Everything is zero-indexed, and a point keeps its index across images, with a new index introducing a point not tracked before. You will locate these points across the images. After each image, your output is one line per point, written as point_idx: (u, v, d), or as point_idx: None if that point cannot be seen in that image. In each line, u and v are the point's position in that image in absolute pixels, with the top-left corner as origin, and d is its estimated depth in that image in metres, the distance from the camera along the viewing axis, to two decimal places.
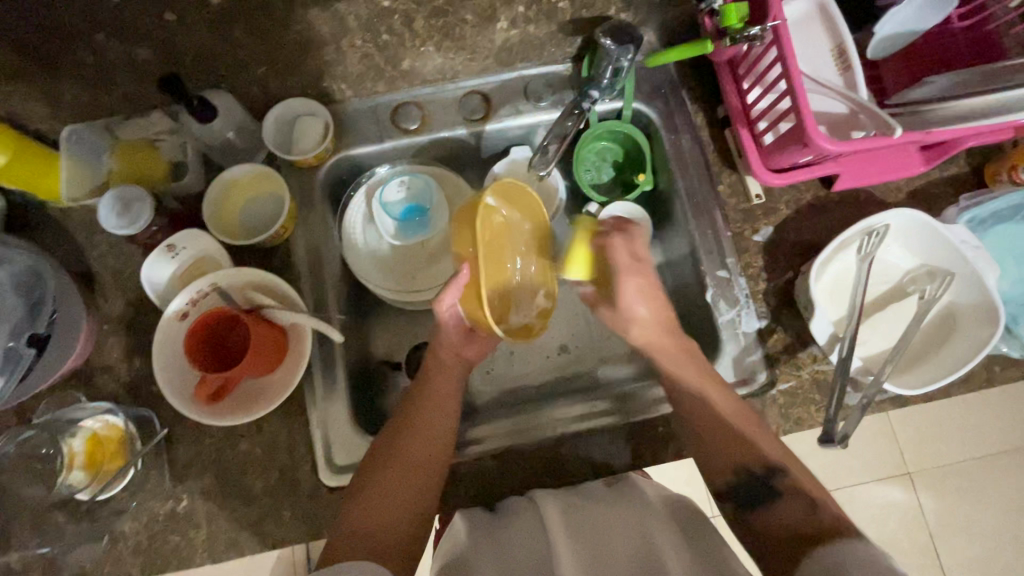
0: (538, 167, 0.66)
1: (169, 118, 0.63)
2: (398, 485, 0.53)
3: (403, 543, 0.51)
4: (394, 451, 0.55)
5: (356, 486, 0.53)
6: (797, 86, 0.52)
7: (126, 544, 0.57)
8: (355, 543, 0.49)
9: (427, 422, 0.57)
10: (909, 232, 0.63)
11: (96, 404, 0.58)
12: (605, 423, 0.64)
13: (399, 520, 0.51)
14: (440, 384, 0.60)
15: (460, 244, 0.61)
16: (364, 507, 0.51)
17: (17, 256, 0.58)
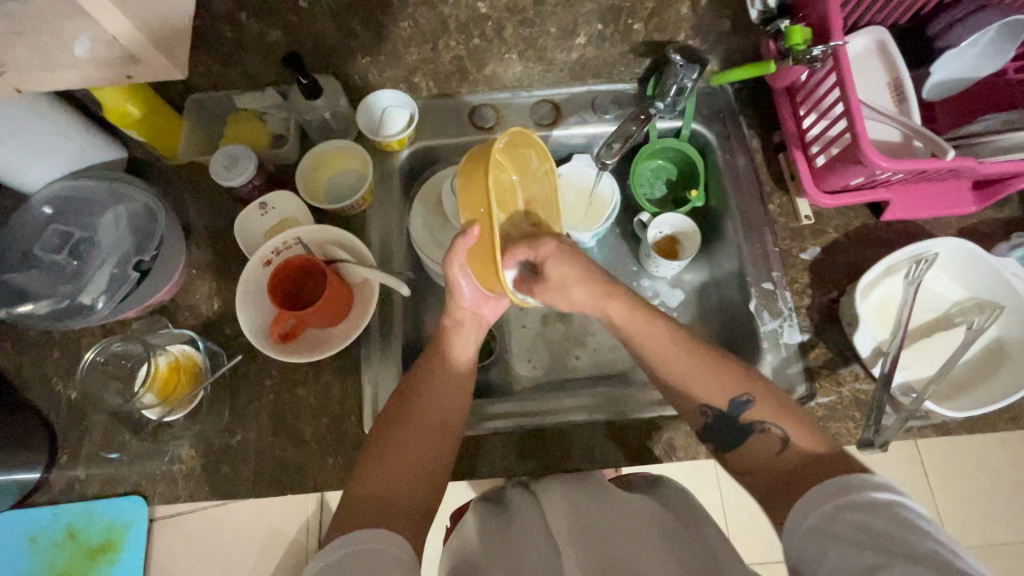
0: (604, 157, 0.69)
1: (278, 95, 0.70)
2: (414, 456, 0.53)
3: (418, 511, 0.50)
4: (411, 422, 0.54)
5: (368, 456, 0.53)
6: (855, 106, 0.56)
7: (182, 467, 0.61)
8: (374, 509, 0.48)
9: (441, 398, 0.56)
10: (958, 261, 0.64)
11: (178, 334, 0.64)
12: (611, 418, 0.66)
13: (413, 489, 0.51)
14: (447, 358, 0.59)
15: (470, 202, 0.52)
16: (381, 474, 0.51)
17: (137, 196, 0.66)
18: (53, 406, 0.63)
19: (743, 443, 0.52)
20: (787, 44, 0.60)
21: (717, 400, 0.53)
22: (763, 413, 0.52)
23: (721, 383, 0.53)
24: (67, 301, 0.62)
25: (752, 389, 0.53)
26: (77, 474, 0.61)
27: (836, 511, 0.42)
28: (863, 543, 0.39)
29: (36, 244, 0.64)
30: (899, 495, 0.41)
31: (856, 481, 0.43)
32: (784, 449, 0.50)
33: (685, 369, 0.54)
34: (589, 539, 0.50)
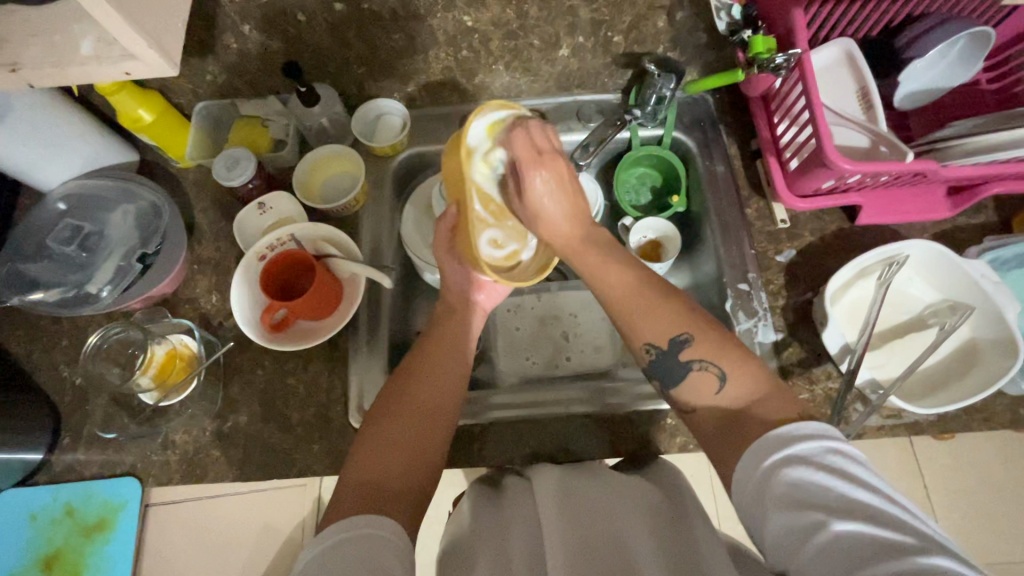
0: (579, 158, 0.73)
1: (281, 103, 0.76)
2: (410, 436, 0.49)
3: (415, 494, 0.46)
4: (406, 404, 0.51)
5: (362, 441, 0.49)
6: (818, 109, 0.59)
7: (176, 449, 0.65)
8: (366, 493, 0.45)
9: (440, 380, 0.54)
10: (929, 264, 0.66)
11: (177, 323, 0.68)
12: (598, 414, 0.67)
13: (409, 472, 0.47)
14: (449, 347, 0.57)
15: (450, 184, 0.59)
16: (375, 454, 0.48)
17: (144, 195, 0.70)
18: (59, 391, 0.66)
19: (683, 378, 0.50)
20: (750, 52, 0.63)
21: (659, 338, 0.51)
22: (700, 349, 0.49)
23: (665, 316, 0.51)
24: (75, 289, 0.66)
25: (696, 328, 0.50)
26: (77, 456, 0.65)
27: (780, 471, 0.41)
28: (812, 502, 0.39)
29: (48, 236, 0.69)
30: (828, 436, 0.42)
31: (782, 435, 0.42)
32: (721, 387, 0.48)
33: (633, 301, 0.52)
34: (574, 519, 0.50)
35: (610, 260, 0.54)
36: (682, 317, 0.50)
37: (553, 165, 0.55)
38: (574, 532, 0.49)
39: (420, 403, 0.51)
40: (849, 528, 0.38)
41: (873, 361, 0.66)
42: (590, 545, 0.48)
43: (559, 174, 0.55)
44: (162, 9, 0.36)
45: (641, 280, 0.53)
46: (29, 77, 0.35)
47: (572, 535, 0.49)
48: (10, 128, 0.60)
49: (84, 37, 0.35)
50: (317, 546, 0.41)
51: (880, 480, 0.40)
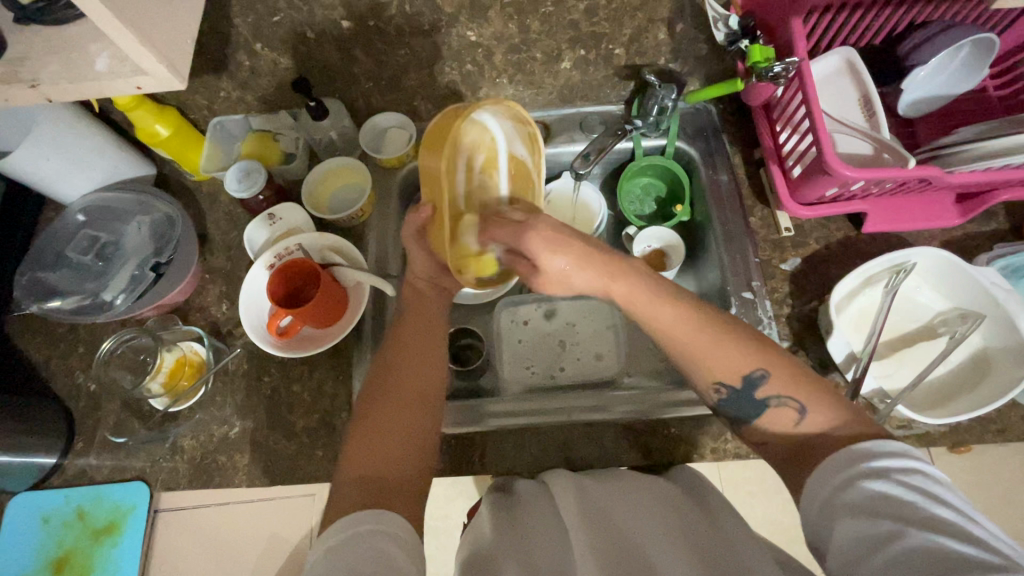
0: (580, 168, 0.75)
1: (290, 117, 0.77)
2: (400, 428, 0.49)
3: (413, 485, 0.47)
4: (390, 394, 0.51)
5: (353, 435, 0.49)
6: (818, 117, 0.59)
7: (184, 453, 0.66)
8: (366, 488, 0.45)
9: (420, 367, 0.53)
10: (937, 272, 0.64)
11: (188, 330, 0.69)
12: (609, 422, 0.67)
13: (405, 465, 0.47)
14: (419, 326, 0.57)
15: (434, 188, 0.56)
16: (372, 447, 0.48)
17: (157, 206, 0.73)
18: (73, 396, 0.68)
19: (759, 415, 0.49)
20: (750, 61, 0.64)
21: (729, 376, 0.49)
22: (775, 385, 0.47)
23: (739, 352, 0.48)
24: (90, 297, 0.68)
25: (766, 363, 0.48)
26: (89, 460, 0.67)
27: (856, 482, 0.40)
28: (889, 514, 0.38)
29: (67, 246, 0.71)
30: (913, 456, 0.40)
31: (863, 450, 0.41)
32: (800, 420, 0.46)
33: (687, 336, 0.49)
34: (603, 524, 0.50)
35: (663, 300, 0.49)
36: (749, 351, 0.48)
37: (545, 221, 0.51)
38: (605, 540, 0.48)
39: (407, 389, 0.51)
40: (934, 542, 0.36)
41: (882, 370, 0.65)
42: (617, 551, 0.47)
43: (547, 233, 0.50)
44: (172, 27, 0.38)
45: (699, 318, 0.49)
46: (47, 92, 0.37)
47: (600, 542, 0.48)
48: (33, 144, 0.63)
49: (99, 55, 0.37)
50: (326, 541, 0.40)
51: (963, 502, 0.38)
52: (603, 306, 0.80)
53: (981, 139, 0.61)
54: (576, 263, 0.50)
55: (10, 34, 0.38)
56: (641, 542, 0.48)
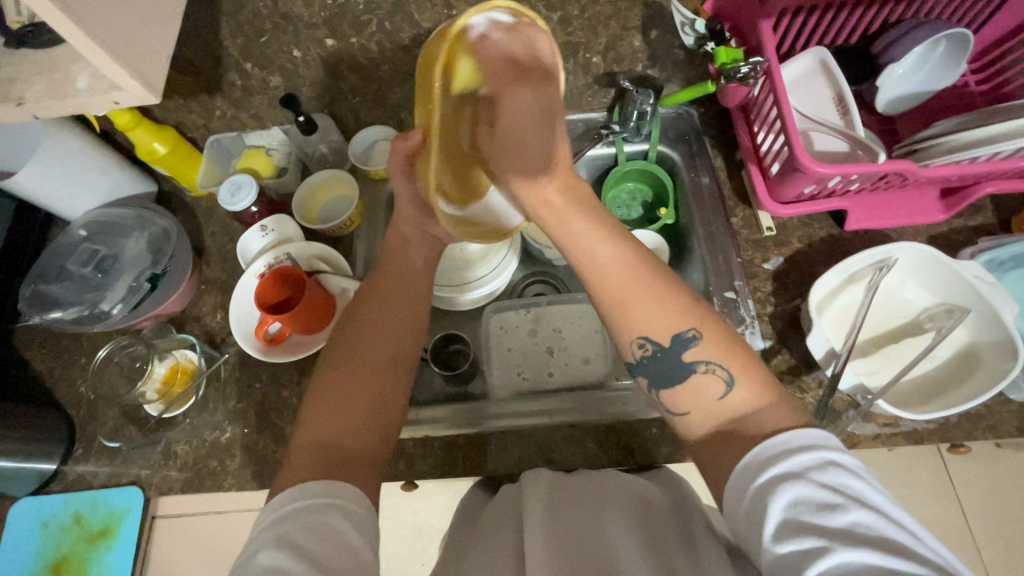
0: None
1: (282, 133, 0.80)
2: (362, 391, 0.50)
3: (371, 455, 0.48)
4: (352, 357, 0.52)
5: (312, 398, 0.50)
6: (787, 114, 0.60)
7: (177, 457, 0.68)
8: (321, 456, 0.46)
9: (384, 329, 0.54)
10: (921, 267, 0.64)
11: (183, 339, 0.72)
12: (592, 428, 0.67)
13: (363, 429, 0.49)
14: (395, 292, 0.57)
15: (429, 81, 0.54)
16: (328, 418, 0.49)
17: (155, 219, 0.76)
18: (75, 404, 0.71)
19: (684, 379, 0.45)
20: (717, 63, 0.66)
21: (659, 334, 0.45)
22: (707, 349, 0.45)
23: (671, 307, 0.45)
24: (90, 308, 0.71)
25: (703, 325, 0.45)
26: (88, 466, 0.69)
27: (772, 492, 0.38)
28: (811, 528, 0.36)
29: (69, 260, 0.75)
30: (822, 449, 0.39)
31: (781, 444, 0.39)
32: (725, 393, 0.44)
33: (627, 283, 0.45)
34: (573, 521, 0.49)
35: (620, 233, 0.46)
36: (691, 319, 0.45)
37: (520, 94, 0.45)
38: (564, 537, 0.47)
39: (368, 360, 0.52)
40: (858, 553, 0.34)
41: (866, 368, 0.64)
42: (583, 540, 0.47)
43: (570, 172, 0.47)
44: (147, 46, 0.41)
45: (637, 256, 0.46)
46: (33, 109, 0.40)
47: (559, 535, 0.47)
48: (39, 164, 0.67)
49: (80, 74, 0.40)
50: (277, 510, 0.42)
51: (880, 497, 0.36)
52: (590, 309, 0.80)
53: (958, 130, 0.60)
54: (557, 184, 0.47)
55: (2, 57, 0.41)
56: (612, 533, 0.47)
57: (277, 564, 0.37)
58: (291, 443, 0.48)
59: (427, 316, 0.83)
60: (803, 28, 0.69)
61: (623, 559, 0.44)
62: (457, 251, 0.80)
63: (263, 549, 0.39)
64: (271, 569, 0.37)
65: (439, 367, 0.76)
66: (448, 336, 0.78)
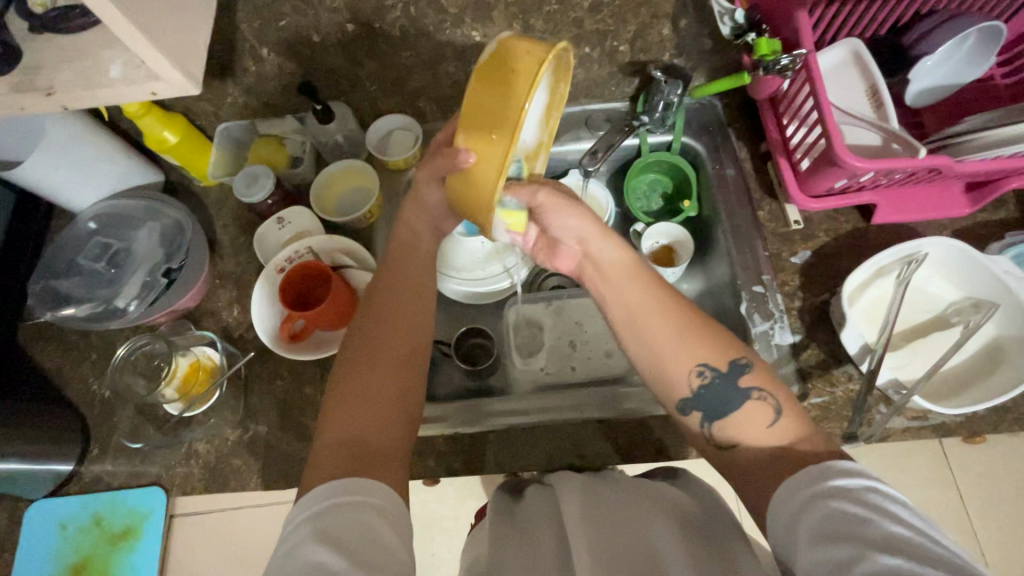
0: (588, 165, 0.74)
1: (297, 121, 0.78)
2: (383, 384, 0.49)
3: (399, 449, 0.47)
4: (374, 350, 0.51)
5: (333, 393, 0.49)
6: (826, 108, 0.59)
7: (199, 458, 0.66)
8: (349, 452, 0.45)
9: (400, 326, 0.53)
10: (949, 261, 0.64)
11: (200, 335, 0.69)
12: (612, 423, 0.67)
13: (388, 424, 0.47)
14: (403, 290, 0.56)
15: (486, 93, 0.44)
16: (349, 414, 0.47)
17: (168, 212, 0.73)
18: (88, 403, 0.68)
19: (737, 408, 0.46)
20: (757, 54, 0.64)
21: (716, 359, 0.48)
22: (759, 377, 0.47)
23: (721, 342, 0.48)
24: (104, 305, 0.69)
25: (752, 356, 0.48)
26: (105, 467, 0.67)
27: (812, 503, 0.38)
28: (852, 536, 0.35)
29: (79, 254, 0.72)
30: (863, 472, 0.38)
31: (822, 468, 0.39)
32: (774, 422, 0.45)
33: (669, 314, 0.49)
34: (618, 523, 0.48)
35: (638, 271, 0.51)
36: (747, 354, 0.48)
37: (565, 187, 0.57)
38: (613, 538, 0.46)
39: (387, 355, 0.51)
40: (894, 562, 0.33)
41: (895, 361, 0.65)
42: (635, 542, 0.46)
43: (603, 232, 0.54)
44: (182, 33, 0.38)
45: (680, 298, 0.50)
46: (63, 100, 0.38)
47: (596, 536, 0.47)
48: (45, 152, 0.63)
49: (113, 62, 0.38)
50: (311, 507, 0.40)
51: (920, 519, 0.36)
52: None
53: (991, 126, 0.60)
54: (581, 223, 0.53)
55: (26, 44, 0.39)
56: (663, 534, 0.47)
57: (320, 561, 0.36)
58: (314, 442, 0.47)
59: (447, 311, 0.82)
60: (837, 17, 0.68)
61: (676, 558, 0.44)
62: (476, 244, 0.78)
63: (303, 546, 0.38)
64: (313, 567, 0.36)
65: (463, 363, 0.75)
66: (473, 329, 0.78)
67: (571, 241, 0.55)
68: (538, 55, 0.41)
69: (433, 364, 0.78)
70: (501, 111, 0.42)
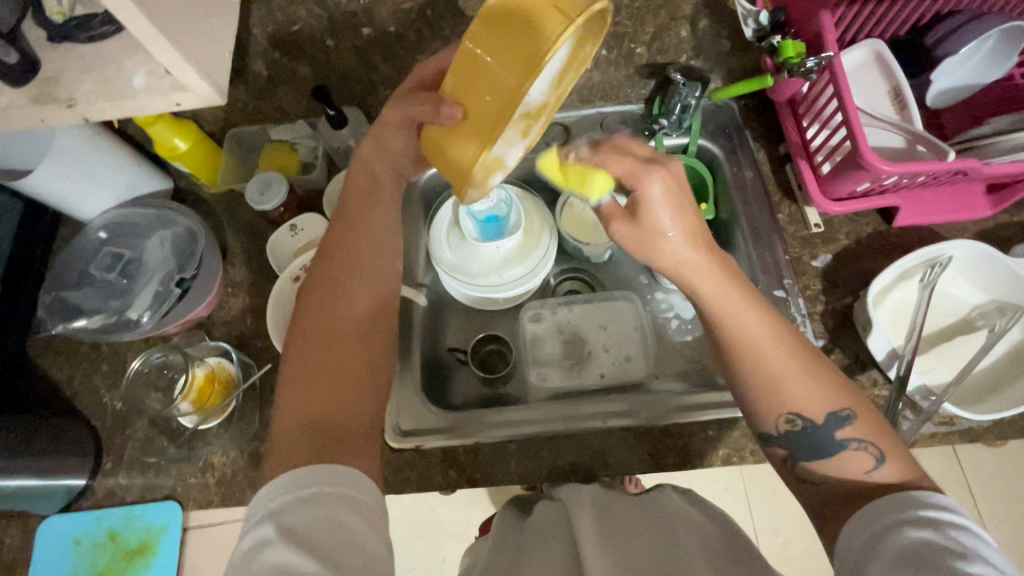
0: None
1: (309, 126, 0.76)
2: (344, 364, 0.48)
3: (363, 430, 0.46)
4: (332, 328, 0.50)
5: (290, 377, 0.48)
6: (852, 110, 0.58)
7: (214, 471, 0.64)
8: (313, 436, 0.44)
9: (356, 302, 0.52)
10: (974, 264, 0.64)
11: (215, 345, 0.68)
12: (620, 425, 0.66)
13: (351, 406, 0.47)
14: (357, 265, 0.54)
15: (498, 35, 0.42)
16: (310, 398, 0.46)
17: (179, 220, 0.72)
18: (99, 415, 0.67)
19: (830, 455, 0.46)
20: (781, 57, 0.64)
21: (812, 411, 0.46)
22: (863, 427, 0.45)
23: (823, 385, 0.47)
24: (116, 316, 0.68)
25: (859, 406, 0.46)
26: (118, 480, 0.65)
27: (895, 529, 0.38)
28: (932, 561, 0.34)
29: (88, 264, 0.71)
30: (962, 513, 0.38)
31: (917, 501, 0.39)
32: (873, 469, 0.44)
33: (780, 359, 0.47)
34: (649, 536, 0.47)
35: (749, 302, 0.49)
36: (853, 399, 0.47)
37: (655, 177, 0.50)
38: (646, 550, 0.46)
39: (345, 332, 0.50)
40: None
41: (921, 366, 0.64)
42: (668, 554, 0.45)
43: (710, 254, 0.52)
44: (203, 42, 0.38)
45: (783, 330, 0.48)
46: (85, 112, 0.38)
47: (609, 546, 0.46)
48: (54, 161, 0.62)
49: (136, 71, 0.38)
50: (277, 500, 0.39)
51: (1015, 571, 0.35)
52: (631, 308, 0.78)
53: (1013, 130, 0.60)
54: (680, 243, 0.51)
55: (43, 52, 0.38)
56: (698, 548, 0.46)
57: (286, 563, 0.35)
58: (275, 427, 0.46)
59: (461, 316, 0.81)
60: (858, 17, 0.67)
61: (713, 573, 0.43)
62: (491, 251, 0.75)
63: (267, 546, 0.36)
64: (278, 567, 0.35)
65: (481, 371, 0.75)
66: (492, 335, 0.79)
67: (675, 267, 0.52)
68: (561, 23, 0.39)
69: (448, 372, 0.78)
70: (495, 72, 0.42)
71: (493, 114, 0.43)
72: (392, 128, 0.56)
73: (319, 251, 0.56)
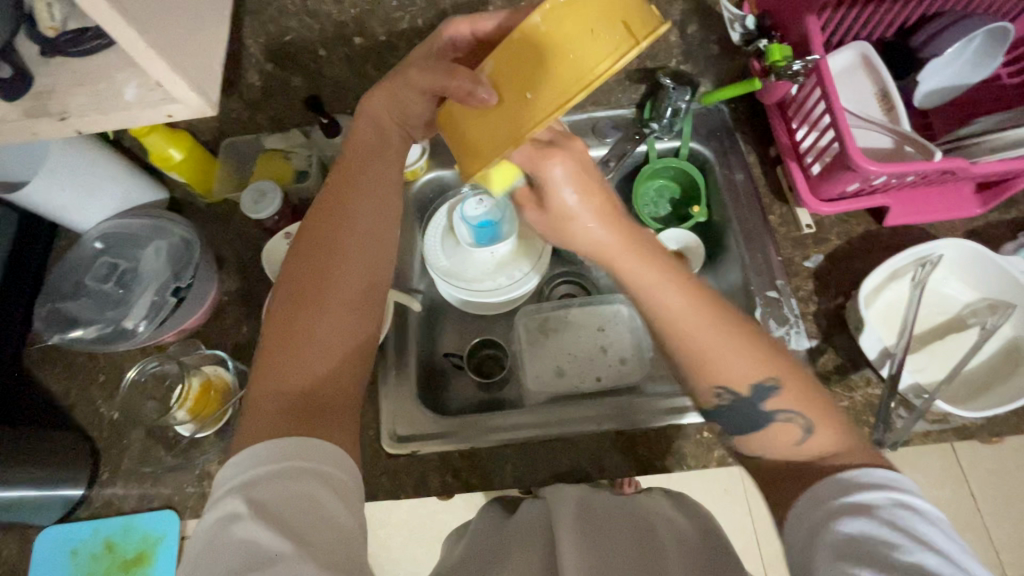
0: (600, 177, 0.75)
1: (304, 135, 0.76)
2: (330, 331, 0.48)
3: (343, 402, 0.46)
4: (323, 291, 0.49)
5: (275, 340, 0.47)
6: (838, 110, 0.59)
7: (210, 480, 0.64)
8: (294, 405, 0.44)
9: (351, 262, 0.51)
10: (963, 263, 0.64)
11: (211, 354, 0.69)
12: (609, 428, 0.67)
13: (332, 375, 0.47)
14: (353, 222, 0.52)
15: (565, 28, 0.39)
16: (293, 364, 0.46)
17: (173, 229, 0.72)
18: (96, 426, 0.67)
19: (760, 428, 0.45)
20: (768, 61, 0.64)
21: (736, 384, 0.45)
22: (789, 397, 0.44)
23: (750, 356, 0.45)
24: (112, 325, 0.68)
25: (783, 374, 0.45)
26: (115, 490, 0.65)
27: (835, 519, 0.37)
28: (877, 559, 0.34)
29: (85, 274, 0.71)
30: (897, 488, 0.37)
31: (849, 481, 0.38)
32: (803, 440, 0.43)
33: (700, 328, 0.45)
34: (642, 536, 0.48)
35: (666, 275, 0.46)
36: (779, 368, 0.45)
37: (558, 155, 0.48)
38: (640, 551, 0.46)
39: (337, 295, 0.49)
40: None
41: (914, 365, 0.64)
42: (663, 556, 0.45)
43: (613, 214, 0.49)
44: (193, 55, 0.39)
45: (701, 295, 0.46)
46: (77, 124, 0.38)
47: (592, 545, 0.46)
48: (50, 174, 0.63)
49: (127, 84, 0.39)
50: (248, 473, 0.39)
51: (955, 550, 0.35)
52: (625, 311, 0.78)
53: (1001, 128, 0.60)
54: (590, 219, 0.48)
55: (37, 67, 0.39)
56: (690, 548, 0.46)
57: (254, 539, 0.35)
58: (249, 396, 0.46)
59: (457, 322, 0.81)
60: (843, 21, 0.68)
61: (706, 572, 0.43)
62: (486, 255, 0.75)
63: (235, 520, 0.36)
64: (245, 543, 0.35)
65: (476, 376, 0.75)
66: (487, 340, 0.79)
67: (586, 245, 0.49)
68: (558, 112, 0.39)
69: (444, 377, 0.78)
70: (548, 67, 0.40)
71: (503, 136, 0.43)
72: (409, 88, 0.54)
73: (315, 204, 0.54)
